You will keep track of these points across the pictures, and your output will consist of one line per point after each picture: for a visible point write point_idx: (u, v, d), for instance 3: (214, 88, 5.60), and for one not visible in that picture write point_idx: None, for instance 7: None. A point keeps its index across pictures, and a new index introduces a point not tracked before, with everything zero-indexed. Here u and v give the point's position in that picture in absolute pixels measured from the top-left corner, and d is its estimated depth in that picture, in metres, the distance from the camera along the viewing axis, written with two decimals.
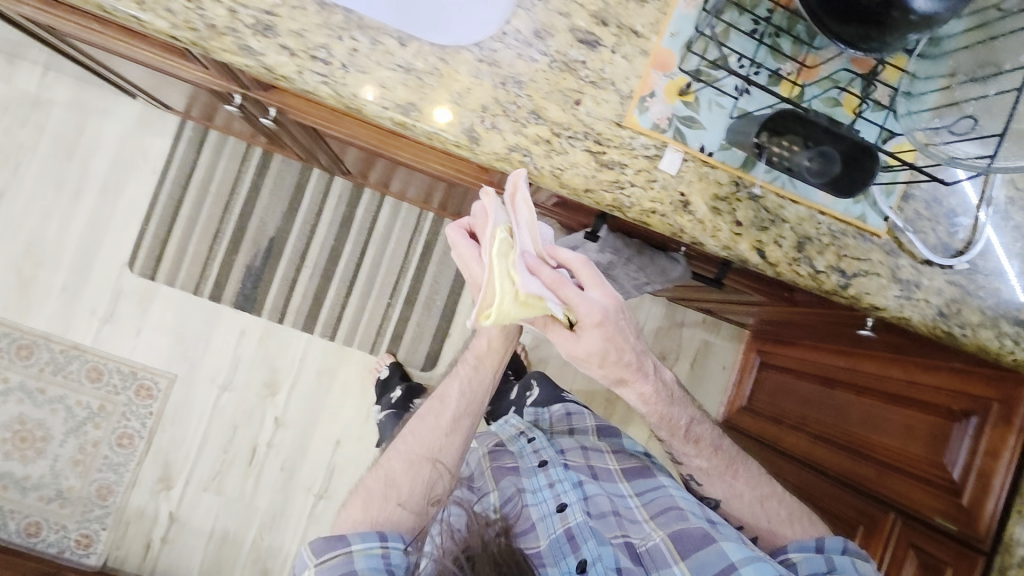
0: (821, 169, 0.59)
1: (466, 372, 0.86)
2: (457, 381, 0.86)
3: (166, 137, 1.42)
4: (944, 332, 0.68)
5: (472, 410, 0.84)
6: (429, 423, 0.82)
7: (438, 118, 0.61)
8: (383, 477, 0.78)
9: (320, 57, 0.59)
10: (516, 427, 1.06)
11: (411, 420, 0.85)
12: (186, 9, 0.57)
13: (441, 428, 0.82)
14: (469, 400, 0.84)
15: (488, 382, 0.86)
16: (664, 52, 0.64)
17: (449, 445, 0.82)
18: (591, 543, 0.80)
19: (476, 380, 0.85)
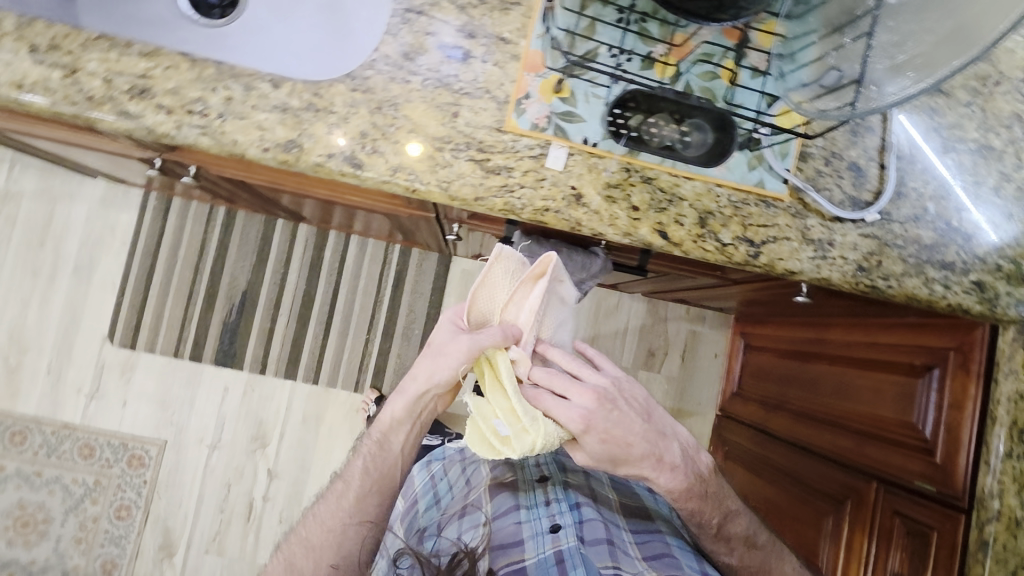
0: (699, 140, 0.65)
1: (369, 450, 0.74)
2: (360, 460, 0.75)
3: (131, 211, 1.47)
4: (867, 286, 0.67)
5: (378, 492, 0.73)
6: (331, 505, 0.74)
7: (411, 151, 0.63)
8: (285, 561, 0.73)
9: (196, 110, 0.62)
10: None
11: (320, 496, 0.77)
12: (63, 86, 0.61)
13: (344, 511, 0.73)
14: (371, 483, 0.73)
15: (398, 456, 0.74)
16: (533, 54, 0.65)
17: (351, 532, 0.73)
18: (579, 570, 0.77)
19: (379, 458, 0.74)
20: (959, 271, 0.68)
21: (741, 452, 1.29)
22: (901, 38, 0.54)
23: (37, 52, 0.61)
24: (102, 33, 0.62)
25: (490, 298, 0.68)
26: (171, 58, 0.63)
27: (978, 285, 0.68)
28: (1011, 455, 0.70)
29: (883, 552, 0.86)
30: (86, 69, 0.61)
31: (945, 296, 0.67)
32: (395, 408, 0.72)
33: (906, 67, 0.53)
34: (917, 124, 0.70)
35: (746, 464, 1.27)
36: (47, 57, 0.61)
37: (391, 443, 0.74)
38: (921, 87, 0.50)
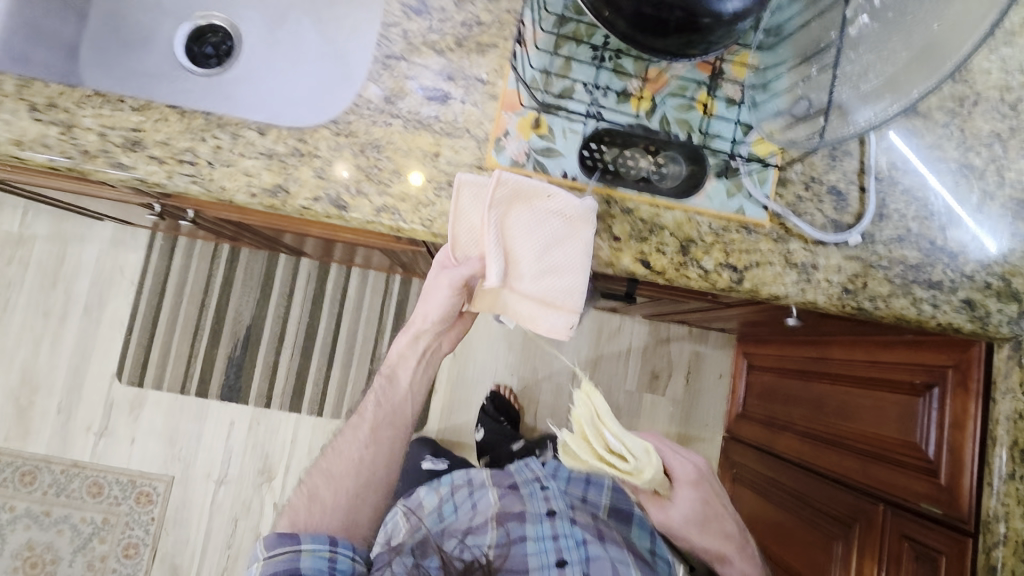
0: (675, 172, 0.67)
1: (381, 386, 0.87)
2: (372, 397, 0.86)
3: (138, 251, 1.51)
4: (854, 308, 0.67)
5: (391, 424, 0.85)
6: (349, 438, 0.85)
7: (413, 180, 0.66)
8: (307, 493, 0.82)
9: (187, 160, 0.64)
10: (534, 471, 1.08)
11: (336, 436, 0.88)
12: (60, 141, 0.63)
13: (362, 442, 0.84)
14: (388, 414, 0.85)
15: (405, 391, 0.85)
16: (510, 93, 0.67)
17: (369, 458, 0.84)
18: None
19: (391, 395, 0.86)
20: (946, 289, 0.67)
21: (749, 473, 1.27)
22: (868, 66, 0.55)
23: (35, 110, 0.64)
24: (96, 90, 0.65)
25: (469, 228, 0.64)
26: (161, 110, 0.65)
27: (968, 303, 0.67)
28: (1014, 476, 0.69)
29: None
30: (82, 125, 0.64)
31: (934, 316, 0.67)
32: (402, 347, 0.84)
33: (878, 93, 0.53)
34: (896, 145, 0.70)
35: (755, 486, 1.24)
36: (45, 114, 0.64)
37: (400, 379, 0.85)
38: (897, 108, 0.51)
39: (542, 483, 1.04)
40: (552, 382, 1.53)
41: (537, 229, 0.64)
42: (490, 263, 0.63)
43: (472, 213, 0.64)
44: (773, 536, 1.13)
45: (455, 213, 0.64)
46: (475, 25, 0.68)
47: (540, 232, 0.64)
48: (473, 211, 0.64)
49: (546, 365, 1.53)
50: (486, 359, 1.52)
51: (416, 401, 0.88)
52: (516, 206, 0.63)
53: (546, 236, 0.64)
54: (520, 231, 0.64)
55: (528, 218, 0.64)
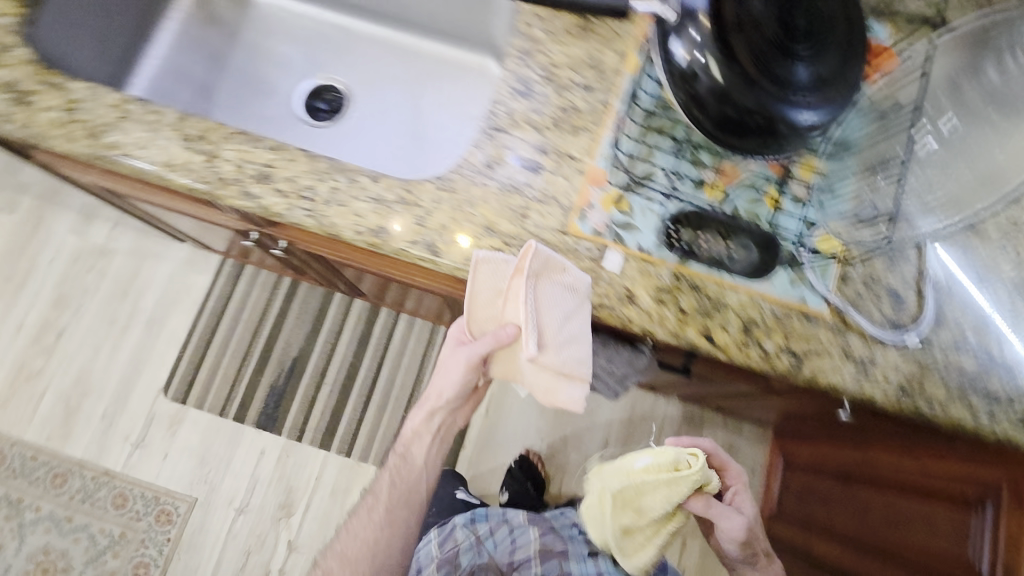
0: (744, 257, 0.71)
1: (395, 464, 0.97)
2: (388, 474, 0.98)
3: (207, 274, 1.61)
4: (910, 408, 0.69)
5: (406, 502, 0.96)
6: (366, 520, 0.96)
7: (460, 243, 0.72)
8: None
9: (307, 196, 0.72)
10: (570, 519, 1.15)
11: (351, 516, 0.99)
12: (203, 168, 0.73)
13: (376, 522, 0.95)
14: (401, 495, 0.96)
15: (419, 465, 0.96)
16: (597, 170, 0.74)
17: (383, 540, 0.94)
18: None
19: (405, 469, 0.97)
20: (1003, 402, 0.69)
21: None
22: (934, 182, 0.65)
23: (186, 139, 0.74)
24: (241, 129, 0.75)
25: (487, 299, 0.72)
26: (291, 152, 0.74)
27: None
28: None
29: None
30: (223, 156, 0.73)
31: (991, 426, 0.68)
32: (416, 426, 0.95)
33: (942, 206, 0.64)
34: (954, 258, 0.74)
35: None
36: (194, 144, 0.74)
37: (414, 454, 0.96)
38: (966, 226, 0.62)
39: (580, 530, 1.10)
40: (581, 454, 1.51)
41: (552, 301, 0.69)
42: (526, 336, 0.70)
43: (490, 286, 0.72)
44: None
45: (476, 287, 0.71)
46: (572, 110, 0.77)
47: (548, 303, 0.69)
48: (493, 283, 0.71)
49: (576, 436, 1.53)
50: (518, 421, 1.52)
51: (428, 474, 0.98)
52: (540, 279, 0.69)
53: (557, 306, 0.69)
54: (533, 302, 0.69)
55: (537, 290, 0.69)
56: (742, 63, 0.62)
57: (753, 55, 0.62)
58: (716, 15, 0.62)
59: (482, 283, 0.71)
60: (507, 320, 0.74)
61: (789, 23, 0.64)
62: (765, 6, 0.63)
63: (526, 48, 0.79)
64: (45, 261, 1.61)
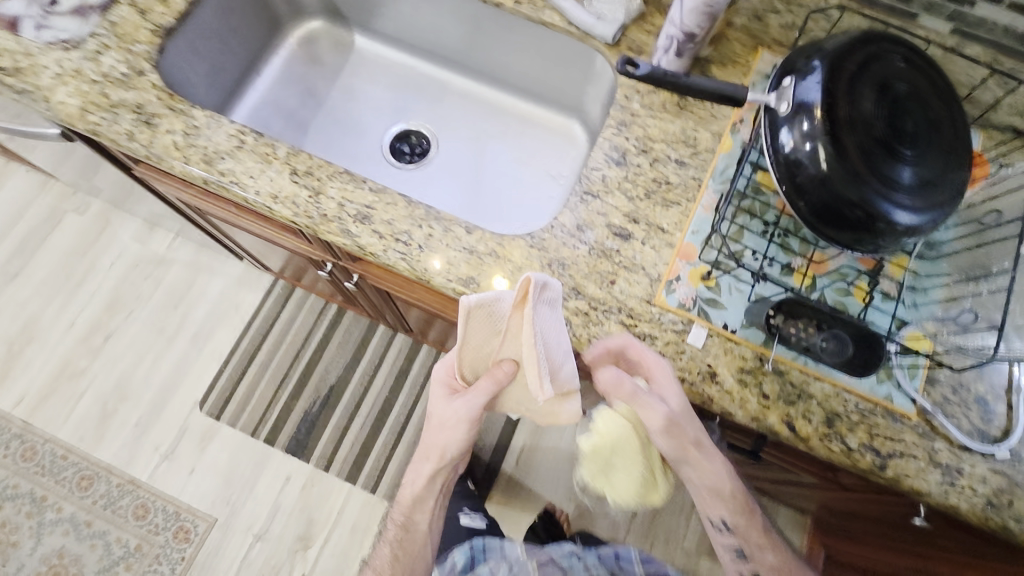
0: (837, 349, 0.66)
1: (398, 536, 0.92)
2: (388, 547, 0.92)
3: (257, 293, 1.64)
4: (997, 524, 0.66)
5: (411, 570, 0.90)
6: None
7: (498, 285, 0.73)
8: None
9: (402, 239, 0.75)
10: (568, 547, 1.11)
11: None
12: (306, 203, 0.76)
13: None
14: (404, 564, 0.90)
15: (422, 534, 0.91)
16: (687, 245, 0.75)
17: None
18: None
19: (407, 541, 0.91)
20: None
21: None
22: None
23: (294, 174, 0.77)
24: (346, 170, 0.78)
25: (483, 333, 0.72)
26: (392, 196, 0.77)
27: None
28: None
29: None
30: (327, 193, 0.76)
31: None
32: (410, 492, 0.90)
33: None
34: None
35: None
36: (300, 179, 0.77)
37: (416, 523, 0.91)
38: None
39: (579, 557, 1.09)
40: (610, 519, 1.46)
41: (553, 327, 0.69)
42: (539, 376, 0.68)
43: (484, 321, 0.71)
44: None
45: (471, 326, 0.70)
46: (664, 183, 0.79)
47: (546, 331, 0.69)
48: (489, 319, 0.71)
49: (605, 500, 1.48)
50: (548, 478, 1.48)
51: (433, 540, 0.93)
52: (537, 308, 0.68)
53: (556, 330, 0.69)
54: (539, 331, 0.68)
55: (538, 319, 0.68)
56: (850, 157, 0.63)
57: (861, 151, 0.64)
58: (829, 109, 0.64)
59: (475, 320, 0.70)
60: (504, 357, 0.73)
61: (897, 125, 0.65)
62: (877, 107, 0.65)
63: (623, 119, 0.82)
64: (105, 263, 1.66)
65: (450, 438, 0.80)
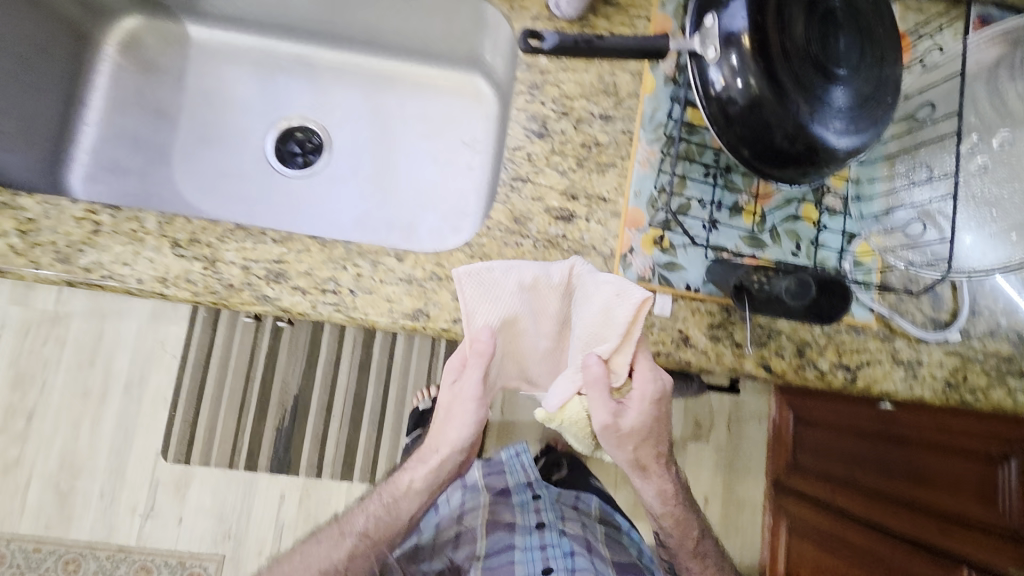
0: (799, 293, 0.63)
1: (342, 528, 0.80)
2: (363, 516, 0.78)
3: (180, 324, 1.49)
4: (957, 400, 0.72)
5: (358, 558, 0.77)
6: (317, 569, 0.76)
7: None
8: None
9: (330, 288, 0.66)
10: (526, 474, 1.19)
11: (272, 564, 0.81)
12: (204, 276, 0.65)
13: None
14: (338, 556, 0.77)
15: (404, 522, 0.76)
16: (632, 210, 0.71)
17: None
18: None
19: (387, 518, 0.76)
20: None
21: (806, 526, 1.30)
22: (996, 211, 0.64)
23: (178, 246, 0.65)
24: (238, 223, 0.66)
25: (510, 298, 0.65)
26: (303, 242, 0.67)
27: None
28: None
29: None
30: (225, 259, 0.65)
31: None
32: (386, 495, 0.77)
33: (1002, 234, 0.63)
34: None
35: (812, 537, 1.28)
36: (188, 250, 0.65)
37: (403, 509, 0.75)
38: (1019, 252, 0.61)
39: (533, 492, 1.14)
40: None
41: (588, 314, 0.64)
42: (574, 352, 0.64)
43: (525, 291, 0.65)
44: None
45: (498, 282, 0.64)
46: (594, 147, 0.72)
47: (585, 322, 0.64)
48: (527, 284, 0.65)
49: None
50: None
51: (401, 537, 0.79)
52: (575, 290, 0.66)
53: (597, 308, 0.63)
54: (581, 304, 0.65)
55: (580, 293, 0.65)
56: (786, 89, 0.58)
57: (797, 83, 0.58)
58: (761, 41, 0.57)
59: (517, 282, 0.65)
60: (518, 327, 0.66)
61: (829, 43, 0.60)
62: (808, 30, 0.59)
63: (534, 81, 0.73)
64: None
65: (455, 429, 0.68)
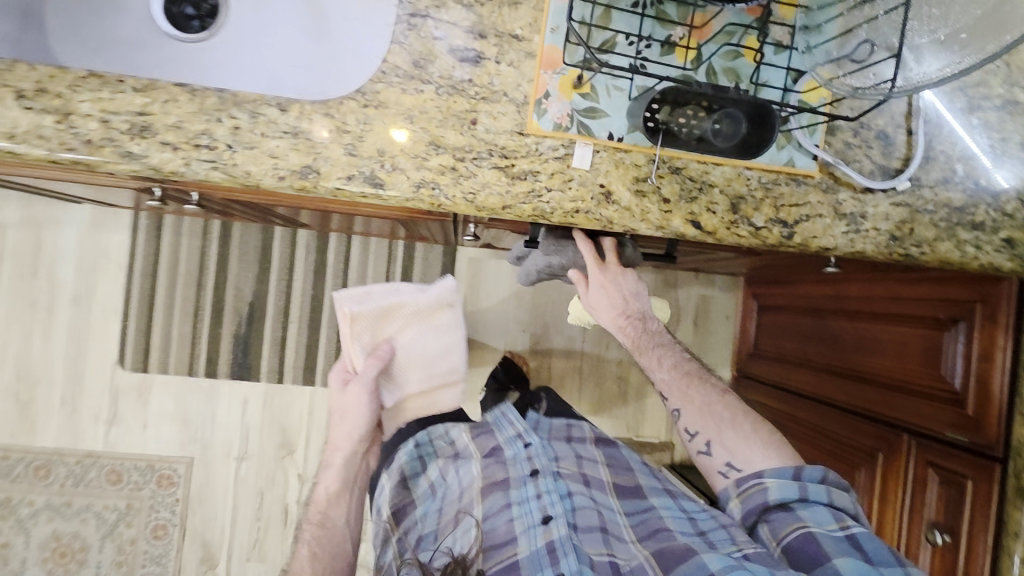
0: (731, 131, 0.57)
1: (315, 533, 0.84)
2: (305, 549, 0.83)
3: (122, 232, 1.42)
4: (901, 254, 0.67)
5: (328, 560, 0.82)
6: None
7: (396, 138, 0.61)
8: None
9: (204, 144, 0.59)
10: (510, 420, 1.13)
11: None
12: (58, 131, 0.57)
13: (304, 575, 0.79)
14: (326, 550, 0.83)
15: (341, 529, 0.86)
16: (548, 49, 0.62)
17: None
18: (571, 558, 0.78)
19: (325, 535, 0.84)
20: (988, 230, 0.68)
21: (763, 410, 1.31)
22: (944, 14, 0.54)
23: (24, 98, 0.57)
24: (91, 70, 0.59)
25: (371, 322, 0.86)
26: (168, 91, 0.59)
27: (1008, 242, 0.68)
28: None
29: (918, 497, 0.89)
30: (79, 111, 0.58)
31: (976, 256, 0.67)
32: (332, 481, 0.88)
33: (951, 41, 0.53)
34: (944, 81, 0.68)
35: (768, 421, 1.29)
36: (35, 102, 0.57)
37: (334, 519, 0.86)
38: (976, 54, 0.51)
39: (525, 441, 1.01)
40: (565, 335, 1.52)
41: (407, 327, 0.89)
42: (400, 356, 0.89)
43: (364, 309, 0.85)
44: None
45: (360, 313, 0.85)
46: None
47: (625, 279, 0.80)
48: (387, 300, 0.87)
49: (556, 322, 1.52)
50: (496, 324, 1.50)
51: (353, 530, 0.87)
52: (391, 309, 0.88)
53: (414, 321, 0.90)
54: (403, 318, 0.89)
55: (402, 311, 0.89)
56: None
57: None
58: None
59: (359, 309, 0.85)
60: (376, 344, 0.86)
61: None
62: None
63: None
64: None
65: (354, 428, 0.86)
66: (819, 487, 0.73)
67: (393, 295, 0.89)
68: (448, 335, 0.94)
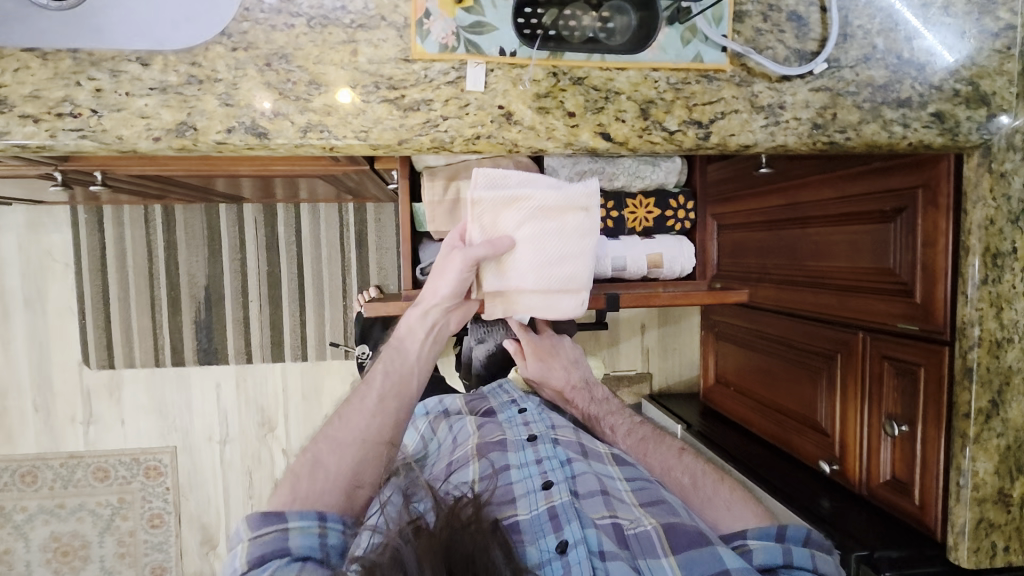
0: (621, 24, 0.62)
1: (388, 355, 0.79)
2: (378, 369, 0.78)
3: (62, 230, 1.38)
4: (825, 143, 0.63)
5: (397, 395, 0.76)
6: (355, 405, 0.74)
7: (341, 99, 0.58)
8: (310, 460, 0.70)
9: (66, 112, 0.55)
10: (509, 395, 1.10)
11: (337, 405, 0.77)
12: None
13: (368, 410, 0.74)
14: (394, 383, 0.76)
15: (413, 361, 0.79)
16: None
17: (374, 433, 0.72)
18: (574, 524, 0.74)
19: (398, 362, 0.79)
20: (916, 106, 0.64)
21: (731, 329, 1.31)
22: None
23: None
24: None
25: (495, 212, 0.75)
26: (16, 58, 0.55)
27: (937, 116, 0.64)
28: (986, 282, 0.67)
29: (877, 393, 0.90)
30: None
31: (905, 136, 0.64)
32: (411, 320, 0.80)
33: None
34: None
35: (737, 340, 1.30)
36: None
37: (407, 349, 0.79)
38: None
39: (519, 406, 1.04)
40: None
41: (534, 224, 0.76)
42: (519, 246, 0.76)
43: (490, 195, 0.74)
44: (761, 381, 1.20)
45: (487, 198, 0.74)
46: None
47: (565, 347, 1.09)
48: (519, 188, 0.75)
49: None
50: None
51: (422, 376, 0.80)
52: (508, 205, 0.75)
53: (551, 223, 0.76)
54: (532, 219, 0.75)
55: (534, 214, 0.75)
56: None
57: None
58: None
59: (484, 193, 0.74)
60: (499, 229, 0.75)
61: None
62: None
63: None
64: None
65: (441, 285, 0.75)
66: (806, 551, 0.71)
67: (529, 185, 0.76)
68: (573, 241, 0.77)
